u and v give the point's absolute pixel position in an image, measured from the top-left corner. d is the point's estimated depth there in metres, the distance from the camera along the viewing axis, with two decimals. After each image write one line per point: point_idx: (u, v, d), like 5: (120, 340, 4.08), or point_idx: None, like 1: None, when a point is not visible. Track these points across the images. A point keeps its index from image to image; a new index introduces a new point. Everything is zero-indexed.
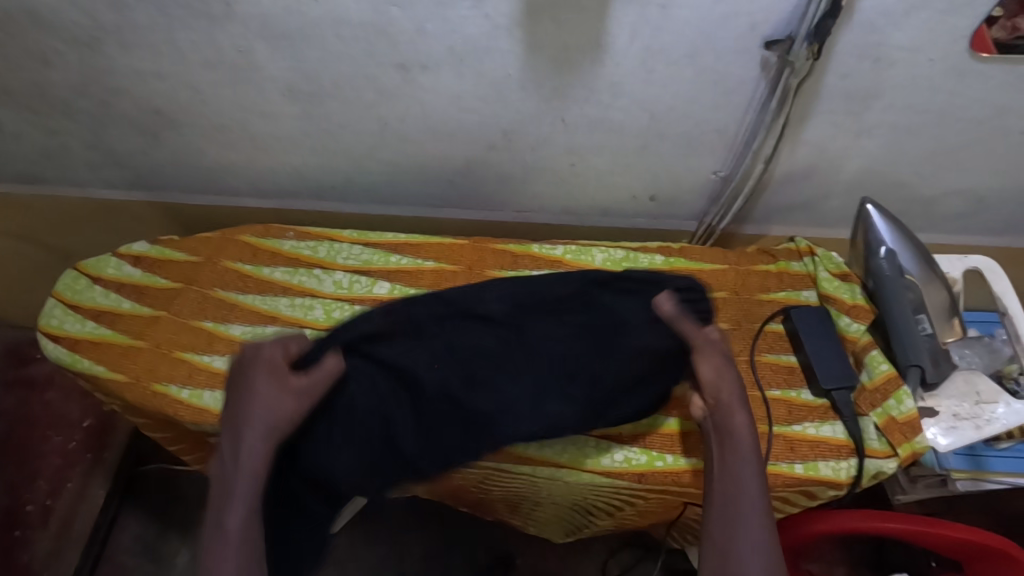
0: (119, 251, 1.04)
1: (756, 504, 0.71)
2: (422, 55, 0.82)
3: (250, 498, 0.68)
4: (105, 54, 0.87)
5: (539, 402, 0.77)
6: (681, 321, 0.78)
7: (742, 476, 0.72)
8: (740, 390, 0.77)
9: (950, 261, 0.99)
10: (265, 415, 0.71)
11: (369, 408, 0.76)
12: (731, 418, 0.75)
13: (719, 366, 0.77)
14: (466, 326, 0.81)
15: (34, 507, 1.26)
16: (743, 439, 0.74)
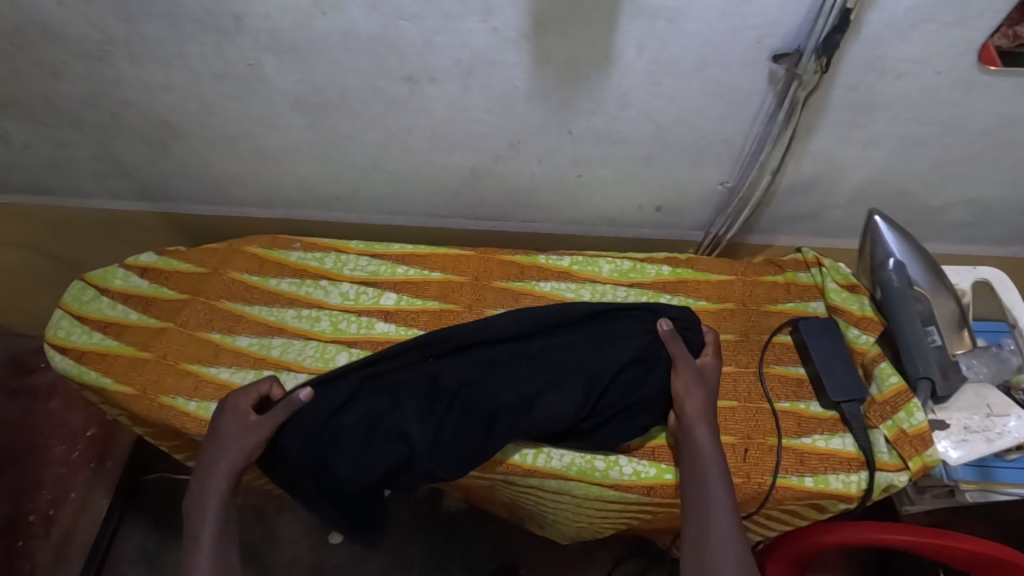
0: (125, 262, 1.05)
1: (721, 508, 0.72)
2: (430, 68, 0.83)
3: (212, 538, 0.74)
4: (114, 67, 0.87)
5: (536, 403, 0.82)
6: (673, 342, 0.83)
7: (707, 485, 0.75)
8: (708, 407, 0.81)
9: (959, 272, 0.99)
10: (224, 458, 0.78)
11: (358, 410, 0.82)
12: (695, 432, 0.79)
13: (693, 385, 0.81)
14: (469, 340, 0.87)
15: (36, 517, 1.23)
16: (706, 451, 0.77)
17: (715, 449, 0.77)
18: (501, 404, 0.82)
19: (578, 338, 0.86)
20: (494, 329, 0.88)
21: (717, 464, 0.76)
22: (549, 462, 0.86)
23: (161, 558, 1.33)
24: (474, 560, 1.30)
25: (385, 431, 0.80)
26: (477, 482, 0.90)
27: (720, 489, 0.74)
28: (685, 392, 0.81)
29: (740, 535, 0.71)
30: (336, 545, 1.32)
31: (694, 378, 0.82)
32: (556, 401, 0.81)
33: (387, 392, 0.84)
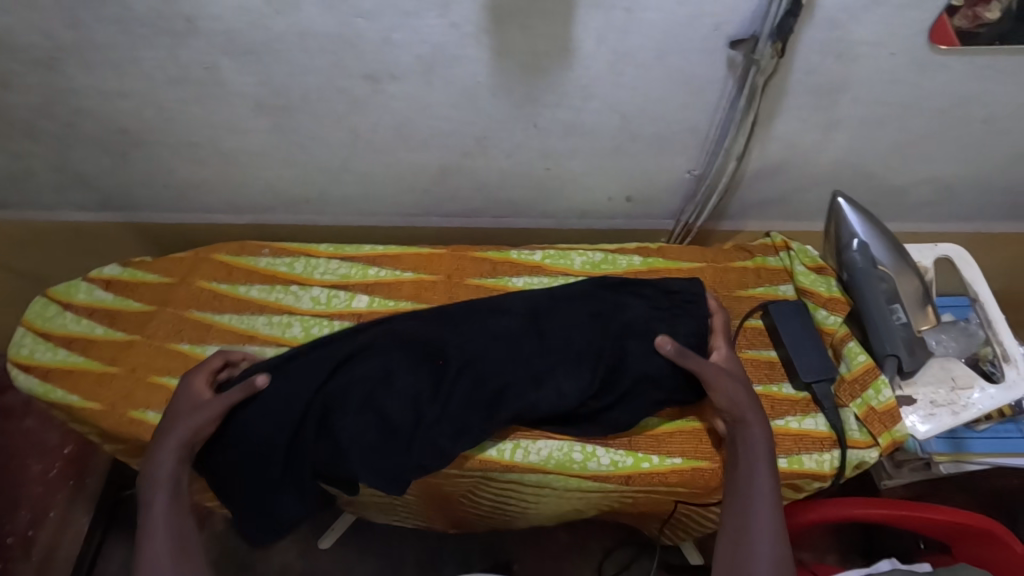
0: (89, 275, 1.02)
1: (769, 501, 0.73)
2: (390, 65, 0.82)
3: (171, 502, 0.72)
4: (66, 75, 0.85)
5: (548, 381, 0.85)
6: (684, 356, 0.82)
7: (756, 477, 0.74)
8: (754, 401, 0.80)
9: (921, 250, 1.00)
10: (183, 427, 0.78)
11: (358, 371, 0.85)
12: (746, 422, 0.78)
13: (728, 378, 0.81)
14: (486, 316, 0.92)
15: (15, 539, 1.22)
16: (757, 442, 0.77)
17: (767, 441, 0.77)
18: (509, 380, 0.85)
19: (585, 318, 0.90)
20: (506, 314, 0.92)
21: (767, 456, 0.76)
22: (528, 456, 0.85)
23: None
24: (464, 556, 1.31)
25: (369, 397, 0.83)
26: (457, 481, 0.90)
27: (768, 483, 0.74)
28: (726, 385, 0.80)
29: (783, 529, 0.71)
30: (323, 549, 1.31)
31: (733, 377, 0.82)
32: (571, 381, 0.85)
33: (388, 354, 0.86)
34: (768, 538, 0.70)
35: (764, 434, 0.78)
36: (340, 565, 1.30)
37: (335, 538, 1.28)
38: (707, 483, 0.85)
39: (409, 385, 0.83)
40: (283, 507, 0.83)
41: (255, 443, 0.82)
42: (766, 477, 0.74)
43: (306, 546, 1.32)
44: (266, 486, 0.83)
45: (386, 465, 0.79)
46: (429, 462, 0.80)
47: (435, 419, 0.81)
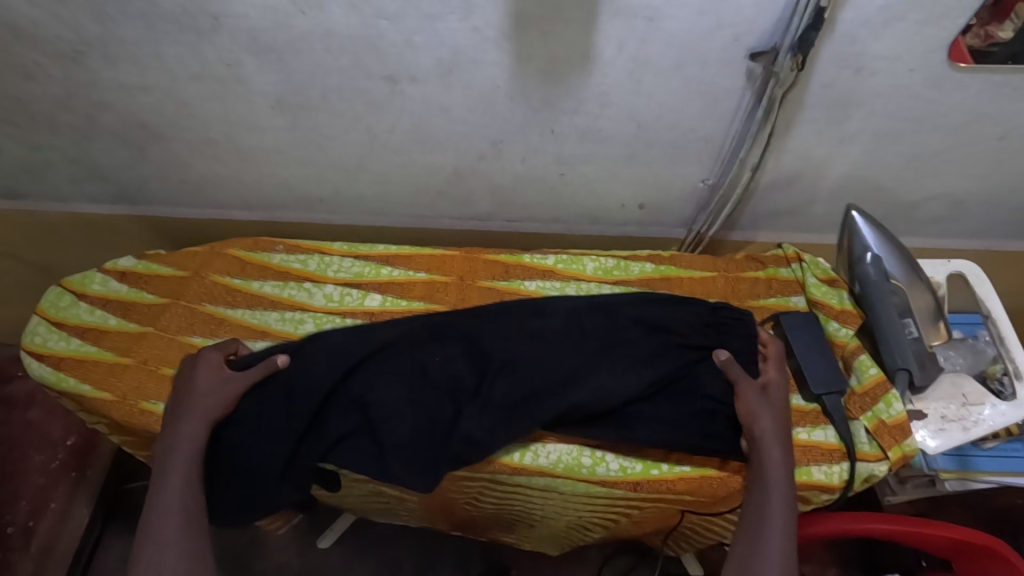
0: (104, 266, 1.03)
1: (779, 535, 0.71)
2: (411, 67, 0.83)
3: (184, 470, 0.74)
4: (89, 68, 0.86)
5: (586, 379, 0.87)
6: (731, 367, 0.85)
7: (769, 508, 0.73)
8: (780, 428, 0.80)
9: (934, 265, 1.01)
10: (211, 400, 0.82)
11: (405, 363, 0.88)
12: (769, 452, 0.78)
13: (758, 407, 0.81)
14: (502, 320, 0.93)
15: (15, 529, 1.22)
16: (777, 474, 0.76)
17: (787, 473, 0.76)
18: (547, 381, 0.87)
19: (623, 323, 0.92)
20: (550, 314, 0.95)
21: (785, 489, 0.75)
22: (536, 460, 0.86)
23: None
24: (463, 560, 1.30)
25: (411, 387, 0.86)
26: (464, 484, 0.90)
27: (782, 516, 0.72)
28: (756, 411, 0.81)
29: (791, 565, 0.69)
30: (323, 548, 1.31)
31: (758, 400, 0.82)
32: (605, 374, 0.87)
33: (429, 345, 0.90)
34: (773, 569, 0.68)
35: (786, 468, 0.77)
36: (341, 564, 1.30)
37: (334, 538, 1.29)
38: (713, 492, 0.85)
39: (452, 376, 0.87)
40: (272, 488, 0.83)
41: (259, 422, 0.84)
42: (780, 511, 0.72)
43: (306, 544, 1.32)
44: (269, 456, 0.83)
45: (418, 453, 0.82)
46: (467, 454, 0.82)
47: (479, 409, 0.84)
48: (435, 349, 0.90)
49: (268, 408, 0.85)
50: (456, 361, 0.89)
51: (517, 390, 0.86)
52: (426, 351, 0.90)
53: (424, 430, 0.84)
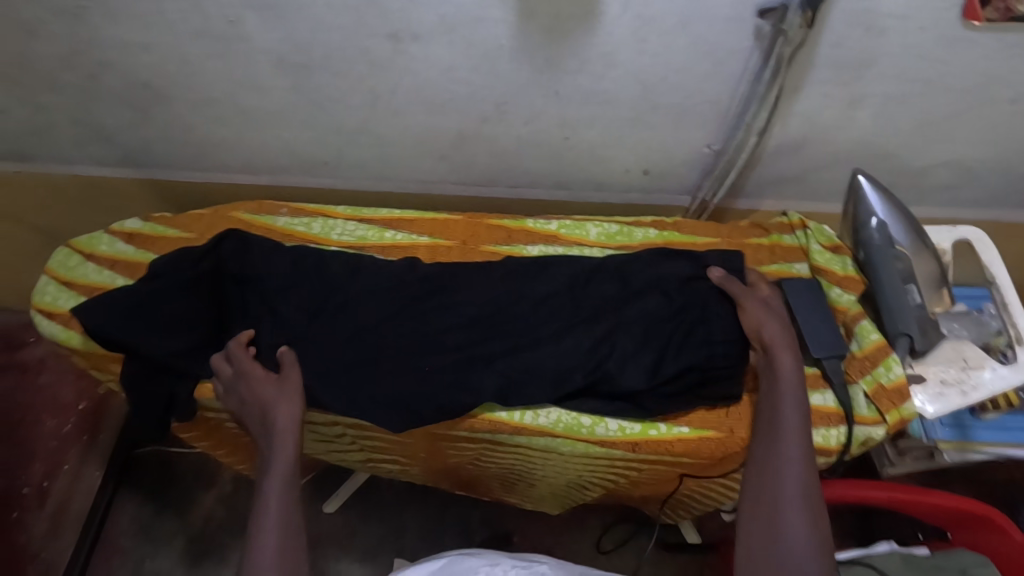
0: (110, 229, 1.04)
1: (794, 433, 0.75)
2: (413, 24, 0.82)
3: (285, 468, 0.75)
4: (91, 25, 0.86)
5: (579, 341, 0.88)
6: (730, 283, 0.89)
7: (782, 417, 0.77)
8: (788, 336, 0.83)
9: (939, 231, 1.00)
10: (282, 413, 0.79)
11: (410, 311, 0.92)
12: (779, 361, 0.81)
13: (762, 314, 0.85)
14: (500, 285, 0.94)
15: (30, 490, 1.25)
16: (789, 382, 0.79)
17: (796, 381, 0.79)
18: (552, 343, 0.88)
19: (624, 301, 0.91)
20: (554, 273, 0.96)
21: (796, 395, 0.78)
22: (537, 419, 0.87)
23: (158, 527, 1.32)
24: (466, 525, 1.33)
25: (413, 328, 0.90)
26: (465, 445, 0.92)
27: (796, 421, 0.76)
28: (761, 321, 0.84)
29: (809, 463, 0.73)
30: (329, 513, 1.34)
31: (761, 310, 0.85)
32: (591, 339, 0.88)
33: (429, 296, 0.93)
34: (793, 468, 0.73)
35: (795, 376, 0.79)
36: (346, 528, 1.32)
37: (339, 503, 1.32)
38: (710, 453, 0.86)
39: (448, 324, 0.90)
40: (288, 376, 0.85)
41: (268, 328, 0.90)
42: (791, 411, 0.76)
43: (313, 509, 1.34)
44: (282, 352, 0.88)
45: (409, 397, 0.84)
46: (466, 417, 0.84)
47: (471, 358, 0.87)
48: (437, 300, 0.93)
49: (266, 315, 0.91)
50: (454, 308, 0.92)
51: (513, 338, 0.89)
52: (429, 302, 0.93)
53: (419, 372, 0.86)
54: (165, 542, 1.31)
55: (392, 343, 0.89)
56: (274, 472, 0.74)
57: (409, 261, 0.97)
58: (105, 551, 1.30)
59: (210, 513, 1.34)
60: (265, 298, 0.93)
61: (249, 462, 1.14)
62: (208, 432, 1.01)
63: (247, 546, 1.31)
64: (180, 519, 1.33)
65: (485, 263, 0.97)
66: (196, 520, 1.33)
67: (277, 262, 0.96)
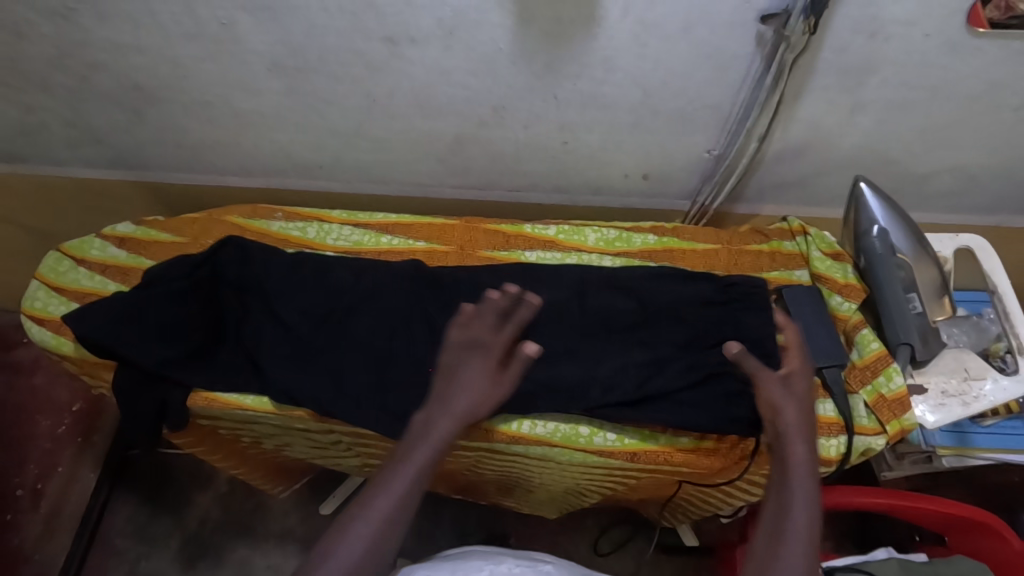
0: (102, 232, 1.03)
1: (801, 536, 0.61)
2: (410, 28, 0.80)
3: (404, 487, 0.63)
4: (80, 26, 0.84)
5: (583, 349, 0.88)
6: (745, 360, 0.70)
7: (791, 517, 0.62)
8: (806, 421, 0.67)
9: (941, 240, 0.99)
10: (468, 394, 0.68)
11: (408, 318, 0.91)
12: (790, 449, 0.65)
13: (781, 396, 0.68)
14: (500, 293, 0.93)
15: (24, 492, 1.26)
16: (802, 479, 0.64)
17: (812, 479, 0.64)
18: (567, 358, 0.88)
19: (638, 316, 0.90)
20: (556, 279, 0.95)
21: (809, 487, 0.64)
22: (534, 429, 0.86)
23: (152, 529, 1.31)
24: (462, 528, 1.32)
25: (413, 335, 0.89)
26: (462, 453, 0.91)
27: (804, 523, 0.62)
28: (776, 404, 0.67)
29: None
30: (325, 515, 1.33)
31: (785, 394, 0.68)
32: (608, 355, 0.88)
33: (428, 300, 0.92)
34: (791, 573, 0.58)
35: (809, 467, 0.65)
36: None
37: (336, 505, 1.31)
38: (710, 463, 0.86)
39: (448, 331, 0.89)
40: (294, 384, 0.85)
41: (270, 336, 0.89)
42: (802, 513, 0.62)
43: (309, 512, 1.34)
44: (286, 359, 0.87)
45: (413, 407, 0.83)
46: None
47: None
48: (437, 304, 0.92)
49: (268, 321, 0.91)
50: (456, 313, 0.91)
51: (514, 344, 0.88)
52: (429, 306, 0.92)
53: (422, 381, 0.86)
54: (160, 544, 1.30)
55: (395, 349, 0.88)
56: (379, 503, 0.62)
57: (406, 267, 0.96)
58: (99, 554, 1.29)
59: (206, 515, 1.33)
60: (266, 305, 0.92)
61: (243, 468, 1.12)
62: (202, 438, 1.00)
63: (242, 549, 1.30)
64: (175, 521, 1.32)
65: (482, 267, 0.96)
66: (191, 523, 1.32)
67: (290, 272, 0.94)
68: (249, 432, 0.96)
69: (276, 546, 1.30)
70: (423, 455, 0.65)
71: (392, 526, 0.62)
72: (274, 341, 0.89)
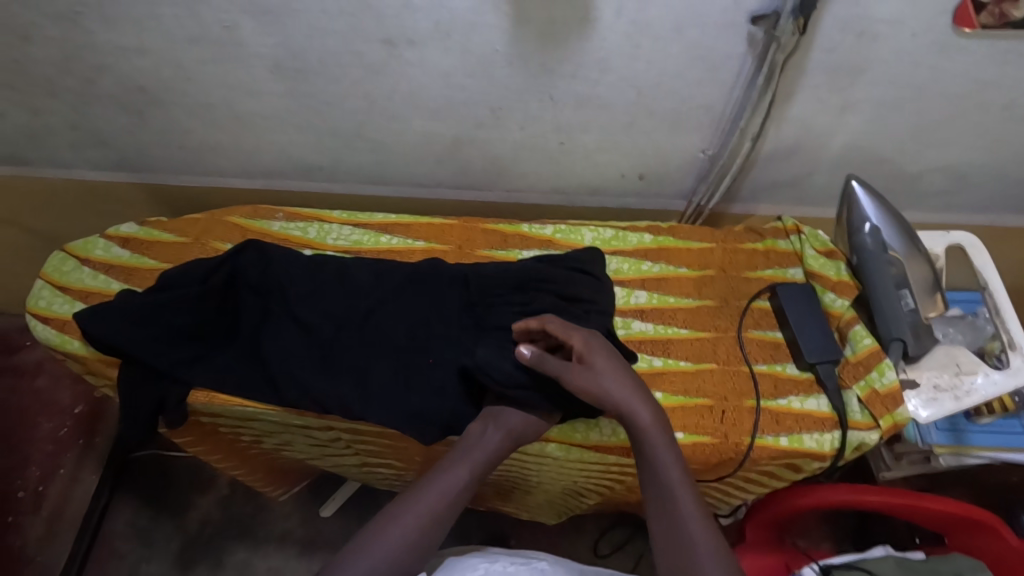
0: (106, 233, 1.05)
1: (684, 490, 0.73)
2: (408, 30, 0.82)
3: (455, 484, 0.76)
4: (87, 30, 0.86)
5: None
6: (546, 361, 0.79)
7: (665, 473, 0.74)
8: (637, 392, 0.78)
9: (932, 237, 1.00)
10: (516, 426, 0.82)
11: (409, 315, 0.91)
12: (637, 415, 0.76)
13: (602, 377, 0.77)
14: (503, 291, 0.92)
15: (26, 494, 1.23)
16: (654, 440, 0.75)
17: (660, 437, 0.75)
18: None
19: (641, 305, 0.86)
20: None
21: (664, 447, 0.75)
22: None
23: (153, 532, 1.31)
24: (461, 529, 1.33)
25: (415, 332, 0.89)
26: None
27: (674, 476, 0.73)
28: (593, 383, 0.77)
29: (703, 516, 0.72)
30: (326, 517, 1.34)
31: (602, 370, 0.78)
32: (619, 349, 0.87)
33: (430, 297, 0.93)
34: (684, 512, 0.72)
35: (657, 434, 0.76)
36: (342, 532, 1.32)
37: (337, 507, 1.33)
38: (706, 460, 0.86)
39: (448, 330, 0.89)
40: (297, 382, 0.86)
41: (275, 336, 0.90)
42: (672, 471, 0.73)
43: (309, 513, 1.34)
44: (288, 355, 0.89)
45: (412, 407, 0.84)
46: (454, 424, 0.84)
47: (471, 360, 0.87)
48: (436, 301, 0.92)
49: (274, 319, 0.92)
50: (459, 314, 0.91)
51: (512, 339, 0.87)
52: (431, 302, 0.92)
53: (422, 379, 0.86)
54: (161, 546, 1.30)
55: (397, 347, 0.88)
56: (423, 495, 0.74)
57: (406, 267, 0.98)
58: (101, 555, 1.29)
59: (206, 517, 1.33)
60: (272, 305, 0.93)
61: (243, 467, 1.13)
62: (204, 437, 1.00)
63: (242, 552, 1.30)
64: (176, 523, 1.33)
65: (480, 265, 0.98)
66: (192, 524, 1.32)
67: (299, 270, 0.95)
68: (250, 430, 0.97)
69: (276, 548, 1.31)
70: (452, 482, 0.76)
71: (439, 516, 0.73)
72: (280, 340, 0.90)
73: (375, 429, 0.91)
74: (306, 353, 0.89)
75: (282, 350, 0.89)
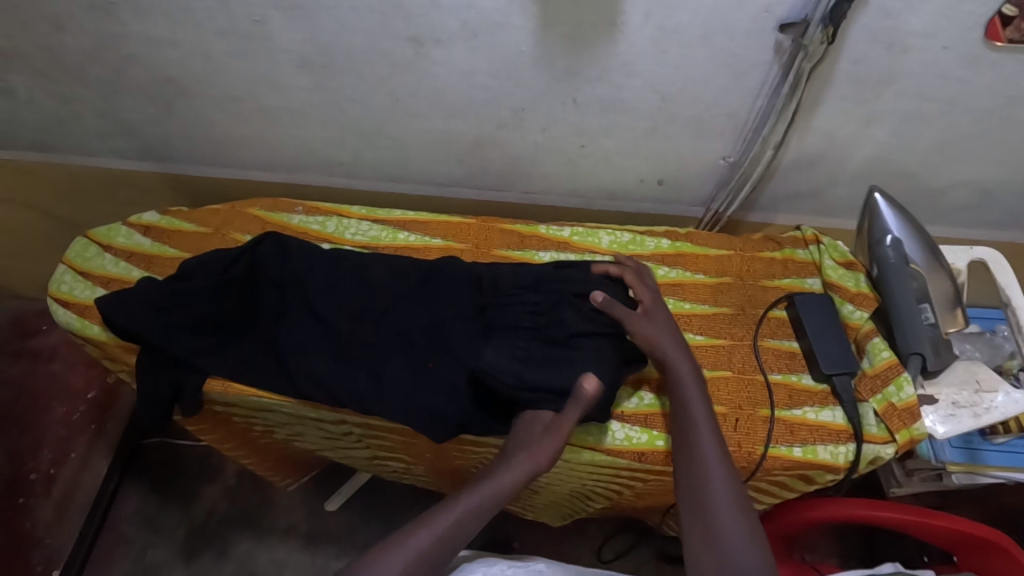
0: (128, 221, 1.06)
1: (707, 431, 0.77)
2: (435, 29, 0.83)
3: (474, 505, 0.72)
4: (119, 20, 0.87)
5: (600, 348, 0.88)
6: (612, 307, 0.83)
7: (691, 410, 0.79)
8: (680, 345, 0.84)
9: (955, 250, 0.99)
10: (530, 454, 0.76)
11: (425, 312, 0.91)
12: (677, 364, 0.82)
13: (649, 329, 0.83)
14: (524, 291, 0.90)
15: (38, 476, 1.25)
16: (688, 385, 0.80)
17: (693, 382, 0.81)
18: None
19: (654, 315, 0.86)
20: None
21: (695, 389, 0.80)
22: None
23: (160, 519, 1.33)
24: None
25: (430, 329, 0.89)
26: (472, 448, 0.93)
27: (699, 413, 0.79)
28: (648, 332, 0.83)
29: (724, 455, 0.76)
30: (331, 512, 1.34)
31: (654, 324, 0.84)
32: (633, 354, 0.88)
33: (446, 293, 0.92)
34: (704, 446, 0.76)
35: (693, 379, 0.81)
36: (346, 527, 1.32)
37: (342, 501, 1.33)
38: None
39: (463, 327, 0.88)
40: (311, 374, 0.87)
41: (292, 328, 0.91)
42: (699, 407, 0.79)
43: (314, 507, 1.35)
44: (304, 347, 0.89)
45: (426, 402, 0.84)
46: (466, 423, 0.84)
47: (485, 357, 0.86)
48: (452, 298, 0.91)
49: (291, 312, 0.93)
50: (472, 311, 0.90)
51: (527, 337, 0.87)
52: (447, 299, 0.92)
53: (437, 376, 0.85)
54: (167, 533, 1.31)
55: (412, 343, 0.89)
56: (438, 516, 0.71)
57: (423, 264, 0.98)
58: (108, 540, 1.30)
59: (213, 506, 1.34)
60: (290, 298, 0.94)
61: (254, 456, 1.14)
62: (216, 425, 1.01)
63: (247, 543, 1.31)
64: (183, 511, 1.34)
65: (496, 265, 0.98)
66: (199, 513, 1.33)
67: (317, 264, 0.96)
68: (264, 420, 0.98)
69: (280, 540, 1.31)
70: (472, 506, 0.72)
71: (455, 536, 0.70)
72: (296, 333, 0.90)
73: (387, 424, 0.91)
74: (322, 347, 0.90)
75: (298, 342, 0.89)
